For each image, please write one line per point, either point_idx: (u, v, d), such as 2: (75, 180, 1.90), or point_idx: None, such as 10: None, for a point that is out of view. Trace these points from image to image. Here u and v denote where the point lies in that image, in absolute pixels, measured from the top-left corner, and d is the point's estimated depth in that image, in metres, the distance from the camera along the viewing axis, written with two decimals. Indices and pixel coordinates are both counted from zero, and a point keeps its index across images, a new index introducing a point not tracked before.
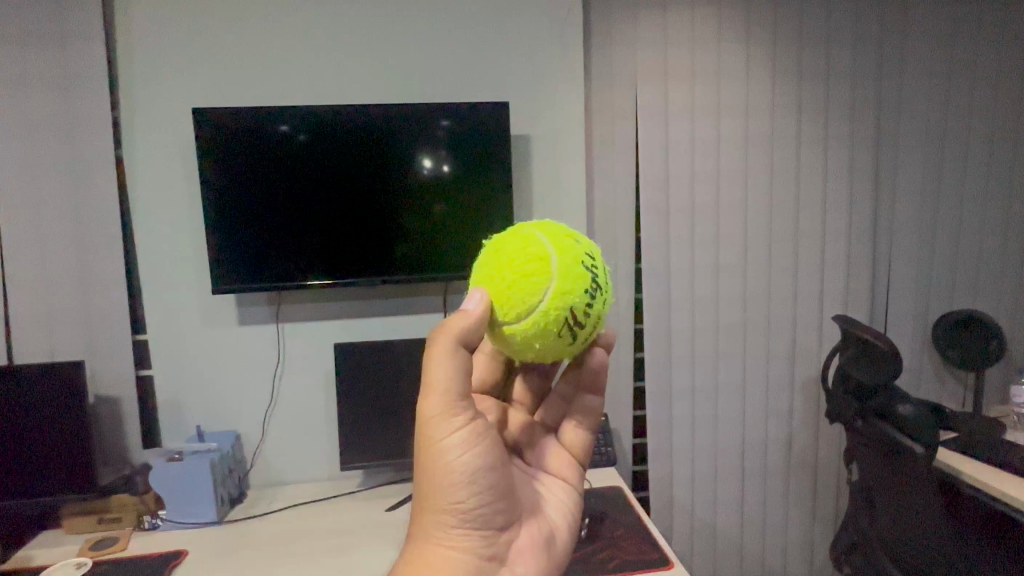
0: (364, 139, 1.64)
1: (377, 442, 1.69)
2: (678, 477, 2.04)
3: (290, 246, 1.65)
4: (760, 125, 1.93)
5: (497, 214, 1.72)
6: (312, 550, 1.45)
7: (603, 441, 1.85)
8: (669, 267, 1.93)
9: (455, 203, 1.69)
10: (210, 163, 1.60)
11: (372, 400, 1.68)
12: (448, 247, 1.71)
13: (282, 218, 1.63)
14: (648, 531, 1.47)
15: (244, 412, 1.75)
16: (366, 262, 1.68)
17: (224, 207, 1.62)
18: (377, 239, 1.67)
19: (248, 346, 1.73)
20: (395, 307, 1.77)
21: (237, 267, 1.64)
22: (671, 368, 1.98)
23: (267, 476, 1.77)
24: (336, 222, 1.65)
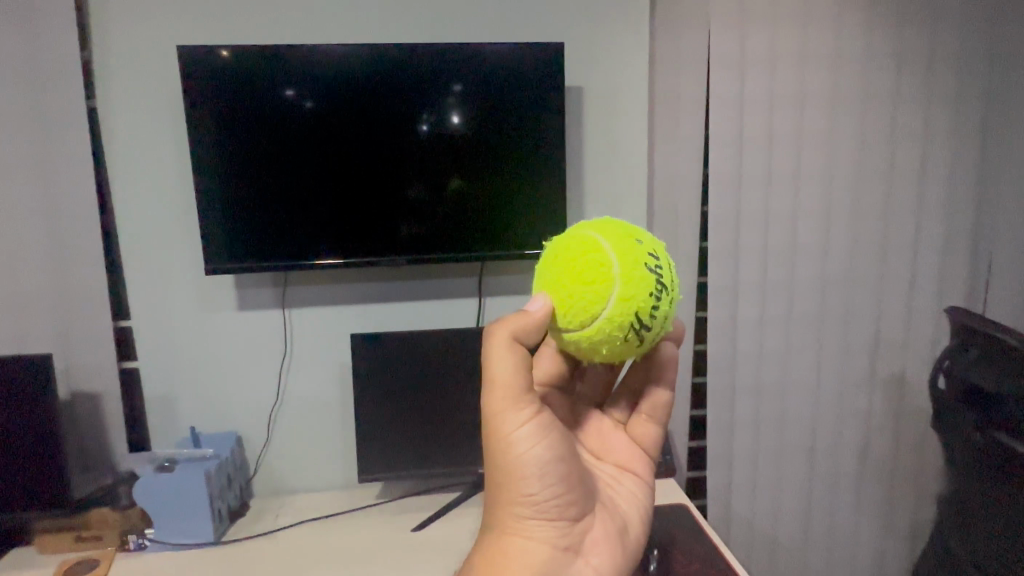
0: (382, 97, 1.36)
1: (401, 446, 1.44)
2: (740, 485, 1.80)
3: (295, 221, 1.38)
4: (852, 79, 1.63)
5: (544, 181, 1.44)
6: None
7: (661, 448, 1.60)
8: (739, 246, 1.65)
9: (492, 172, 1.42)
10: (200, 115, 1.32)
11: (394, 397, 1.43)
12: (483, 224, 1.44)
13: (286, 187, 1.37)
14: (729, 565, 1.22)
15: (246, 410, 1.50)
16: (385, 241, 1.41)
17: (211, 169, 1.35)
18: (400, 214, 1.41)
19: (251, 333, 1.47)
20: (421, 289, 1.51)
21: (231, 246, 1.38)
22: (737, 362, 1.72)
23: (274, 482, 1.54)
24: (348, 194, 1.38)
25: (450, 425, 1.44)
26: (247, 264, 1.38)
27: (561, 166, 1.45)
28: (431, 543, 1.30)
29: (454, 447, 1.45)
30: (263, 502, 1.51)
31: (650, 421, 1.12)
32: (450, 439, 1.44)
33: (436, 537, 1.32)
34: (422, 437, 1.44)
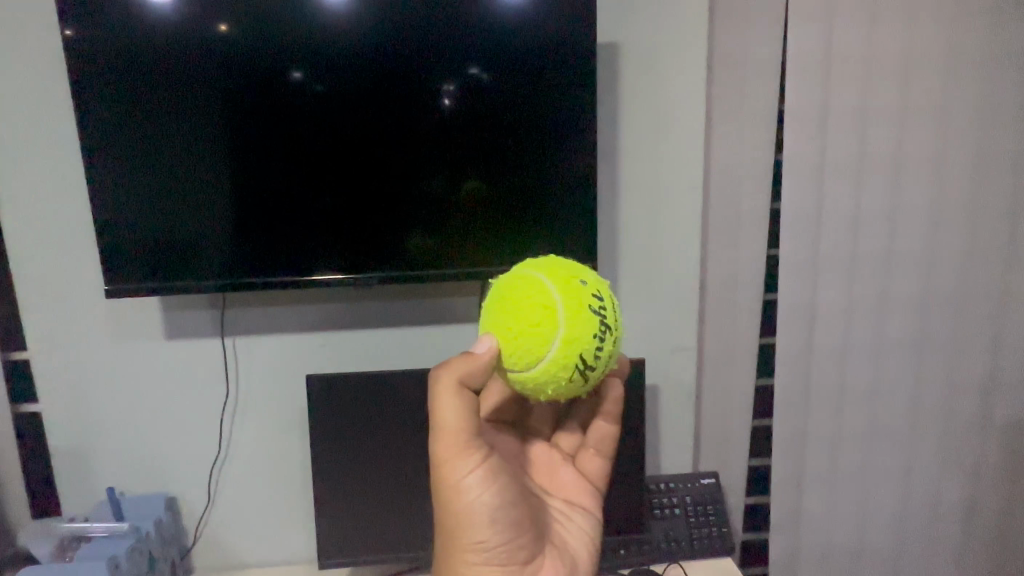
0: (360, 61, 1.01)
1: (377, 515, 1.12)
2: (809, 555, 1.42)
3: (242, 226, 1.05)
4: (977, 36, 1.22)
5: (568, 176, 1.09)
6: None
7: (713, 516, 1.24)
8: (818, 254, 1.28)
9: (503, 166, 1.06)
10: (119, 87, 0.98)
11: (368, 454, 1.10)
12: (490, 234, 1.09)
13: (229, 181, 1.03)
14: None
15: (181, 467, 1.17)
16: (361, 253, 1.07)
17: (136, 161, 1.01)
18: (380, 218, 1.06)
19: (184, 369, 1.13)
20: (402, 315, 1.16)
21: (154, 258, 1.04)
22: (810, 403, 1.35)
23: (218, 556, 1.21)
24: (313, 190, 1.05)
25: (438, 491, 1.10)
26: (179, 283, 1.05)
27: (591, 154, 1.09)
28: None
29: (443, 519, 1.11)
30: None
31: (601, 452, 0.94)
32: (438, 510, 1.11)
33: None
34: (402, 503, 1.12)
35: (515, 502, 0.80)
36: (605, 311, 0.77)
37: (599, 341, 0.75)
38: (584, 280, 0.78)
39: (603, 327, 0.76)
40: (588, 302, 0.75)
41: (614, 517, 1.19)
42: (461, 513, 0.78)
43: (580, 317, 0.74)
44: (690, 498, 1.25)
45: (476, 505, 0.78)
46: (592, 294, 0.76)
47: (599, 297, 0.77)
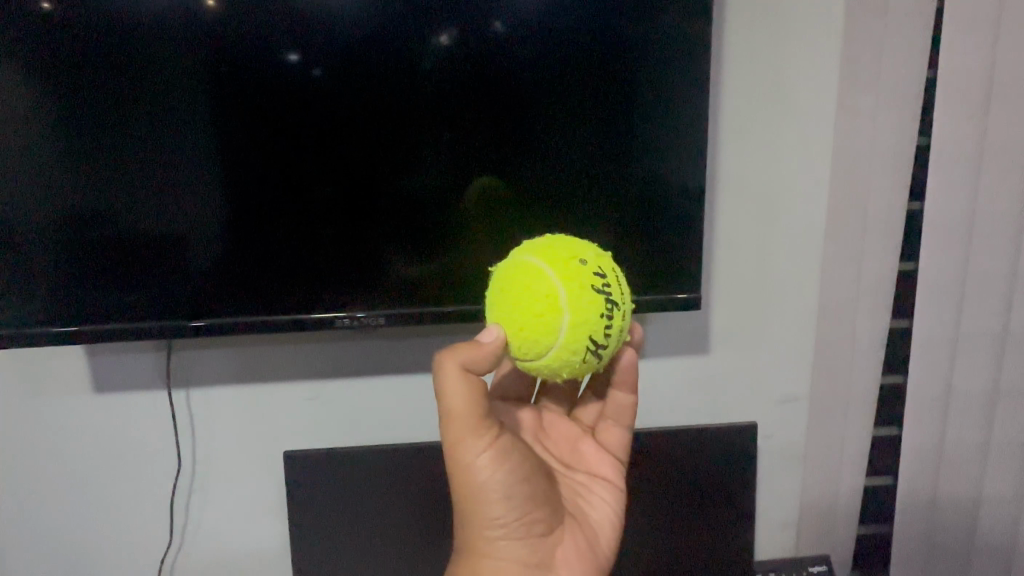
0: (313, 18, 0.69)
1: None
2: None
3: (168, 253, 0.74)
4: None
5: (631, 175, 0.77)
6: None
7: None
8: (980, 268, 0.90)
9: (517, 164, 0.75)
10: (20, 55, 0.68)
11: (359, 558, 0.79)
12: (509, 256, 0.78)
13: (135, 190, 0.72)
14: None
15: (120, 563, 0.87)
16: (312, 286, 0.77)
17: (51, 160, 0.70)
18: (343, 231, 0.75)
19: (121, 436, 0.83)
20: (412, 357, 0.84)
21: (47, 300, 0.73)
22: (946, 480, 0.99)
23: None
24: (242, 196, 0.73)
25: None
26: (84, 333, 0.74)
27: (668, 141, 0.77)
28: None
29: None
30: None
31: (618, 428, 0.69)
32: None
33: None
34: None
35: (528, 475, 0.58)
36: (611, 287, 0.56)
37: (608, 321, 0.55)
38: (587, 255, 0.57)
39: (612, 304, 0.55)
40: (593, 281, 0.54)
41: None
42: (459, 490, 0.56)
43: (588, 308, 0.53)
44: None
45: (479, 480, 0.55)
46: (598, 271, 0.55)
47: (601, 271, 0.56)
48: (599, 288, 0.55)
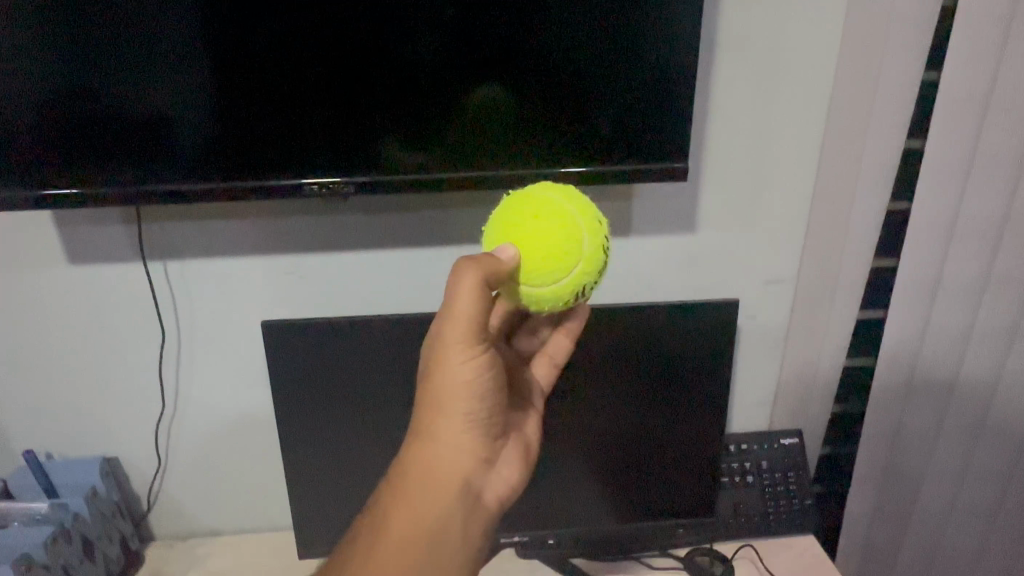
0: None
1: (347, 510, 0.84)
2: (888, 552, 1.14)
3: (145, 113, 0.68)
4: None
5: (633, 33, 0.69)
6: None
7: (795, 487, 0.95)
8: (991, 145, 0.85)
9: (529, 20, 0.68)
10: None
11: (336, 425, 0.81)
12: (511, 128, 0.73)
13: (92, 39, 0.65)
14: None
15: (117, 427, 0.90)
16: (300, 156, 0.72)
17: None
18: (339, 106, 0.70)
19: (102, 307, 0.83)
20: (392, 232, 0.82)
21: (21, 162, 0.69)
22: (921, 367, 1.01)
23: (181, 526, 0.98)
24: (233, 62, 0.68)
25: None
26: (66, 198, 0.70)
27: None
28: None
29: None
30: (161, 556, 0.95)
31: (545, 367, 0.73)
32: None
33: None
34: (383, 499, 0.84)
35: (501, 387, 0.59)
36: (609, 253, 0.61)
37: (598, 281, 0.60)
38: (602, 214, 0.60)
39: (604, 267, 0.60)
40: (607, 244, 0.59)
41: (659, 498, 0.89)
42: (438, 388, 0.56)
43: (596, 264, 0.58)
44: (765, 463, 0.96)
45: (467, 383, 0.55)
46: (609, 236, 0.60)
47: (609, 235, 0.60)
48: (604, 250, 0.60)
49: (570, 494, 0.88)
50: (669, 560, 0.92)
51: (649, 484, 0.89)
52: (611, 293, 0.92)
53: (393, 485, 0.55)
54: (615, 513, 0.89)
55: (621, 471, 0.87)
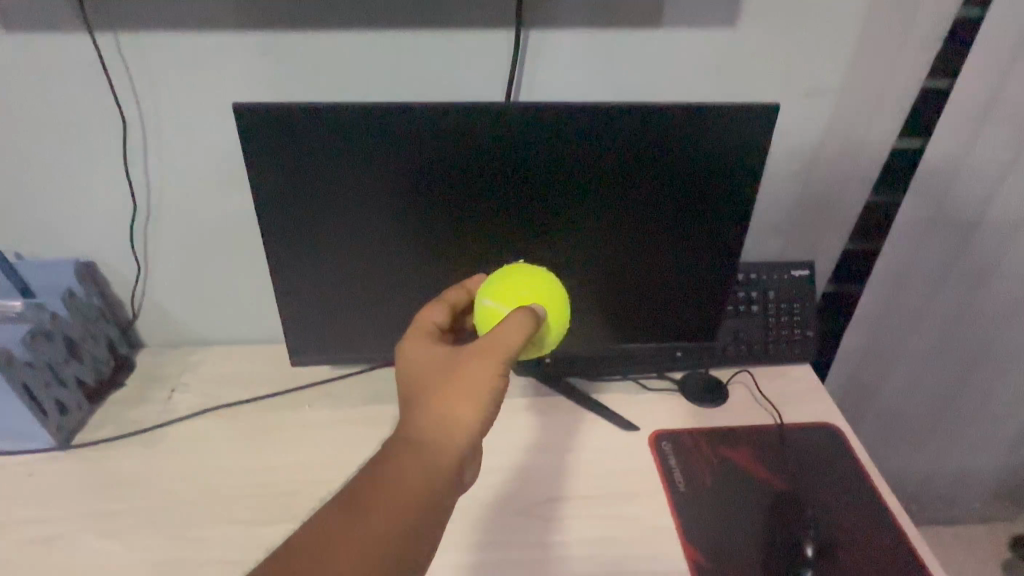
0: None
1: (336, 318, 0.80)
2: (874, 389, 1.15)
3: None
4: None
5: None
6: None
7: (799, 318, 0.93)
8: None
9: None
10: None
11: (316, 231, 0.74)
12: None
13: None
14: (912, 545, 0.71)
15: (87, 228, 0.84)
16: None
17: None
18: None
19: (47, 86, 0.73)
20: (379, 9, 0.71)
21: None
22: (949, 202, 0.94)
23: (170, 335, 0.96)
24: None
25: (436, 288, 0.79)
26: None
27: None
28: None
29: None
30: (153, 363, 0.94)
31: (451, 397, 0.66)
32: None
33: None
34: (374, 311, 0.80)
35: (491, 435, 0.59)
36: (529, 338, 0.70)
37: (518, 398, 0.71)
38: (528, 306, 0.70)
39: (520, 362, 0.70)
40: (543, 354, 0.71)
41: (663, 320, 0.85)
42: (458, 390, 0.53)
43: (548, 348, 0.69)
44: (773, 294, 0.92)
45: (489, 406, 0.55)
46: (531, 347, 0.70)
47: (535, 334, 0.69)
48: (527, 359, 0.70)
49: (572, 315, 0.83)
50: (666, 383, 0.92)
51: (654, 306, 0.84)
52: (607, 84, 0.80)
53: (404, 462, 0.50)
54: (613, 334, 0.85)
55: (625, 294, 0.82)
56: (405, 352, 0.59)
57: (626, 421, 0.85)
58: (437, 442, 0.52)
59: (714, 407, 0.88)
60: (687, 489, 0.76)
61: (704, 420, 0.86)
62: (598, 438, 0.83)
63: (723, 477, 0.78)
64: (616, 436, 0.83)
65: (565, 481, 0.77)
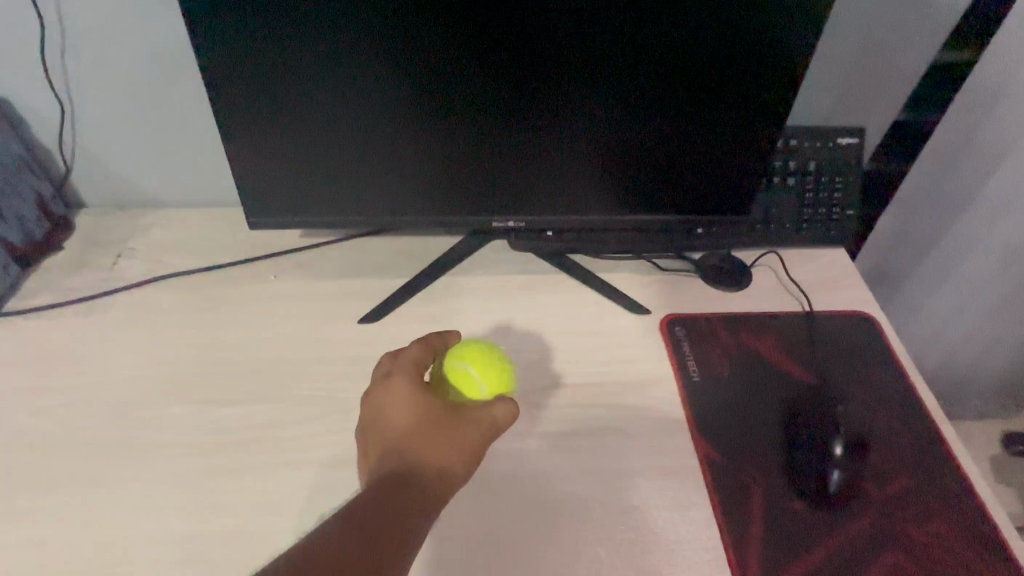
0: None
1: (296, 177, 0.67)
2: (904, 278, 1.04)
3: None
4: None
5: None
6: (123, 503, 0.56)
7: (840, 196, 0.80)
8: None
9: None
10: None
11: (264, 64, 0.59)
12: None
13: None
14: (949, 453, 0.63)
15: None
16: None
17: None
18: None
19: None
20: None
21: None
22: None
23: (115, 195, 0.84)
24: None
25: (416, 142, 0.65)
26: None
27: None
28: None
29: (425, 186, 0.69)
30: (96, 225, 0.82)
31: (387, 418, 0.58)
32: (419, 169, 0.67)
33: None
34: (343, 169, 0.66)
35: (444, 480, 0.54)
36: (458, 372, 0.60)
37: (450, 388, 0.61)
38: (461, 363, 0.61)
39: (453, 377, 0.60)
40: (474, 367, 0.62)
41: (687, 186, 0.72)
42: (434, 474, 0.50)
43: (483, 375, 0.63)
44: (814, 167, 0.79)
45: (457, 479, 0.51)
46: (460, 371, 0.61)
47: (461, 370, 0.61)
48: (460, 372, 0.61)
49: (578, 181, 0.70)
50: (683, 265, 0.81)
51: (678, 168, 0.70)
52: None
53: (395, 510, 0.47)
54: (624, 207, 0.73)
55: (641, 160, 0.68)
56: (384, 394, 0.55)
57: (635, 305, 0.75)
58: (426, 495, 0.49)
59: (735, 291, 0.78)
60: (702, 378, 0.68)
61: (723, 305, 0.76)
62: (602, 322, 0.74)
63: (743, 368, 0.69)
64: (623, 322, 0.74)
65: (564, 367, 0.69)
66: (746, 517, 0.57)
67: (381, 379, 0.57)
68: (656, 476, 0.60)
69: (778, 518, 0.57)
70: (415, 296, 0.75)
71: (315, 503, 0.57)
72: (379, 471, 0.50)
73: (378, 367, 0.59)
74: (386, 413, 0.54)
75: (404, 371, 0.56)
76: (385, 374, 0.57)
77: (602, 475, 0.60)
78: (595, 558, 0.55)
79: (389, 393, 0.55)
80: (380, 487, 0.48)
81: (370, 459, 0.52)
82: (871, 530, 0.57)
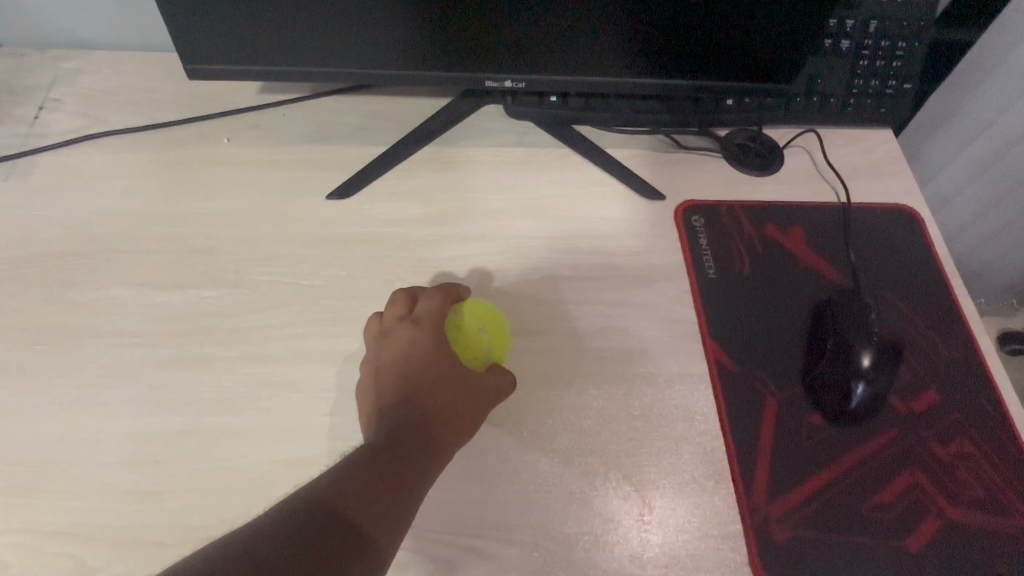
0: None
1: (237, 13, 0.53)
2: (976, 171, 0.86)
3: None
4: None
5: None
6: (59, 397, 0.50)
7: (899, 66, 0.67)
8: None
9: None
10: None
11: None
12: None
13: None
14: (984, 366, 0.56)
15: None
16: None
17: None
18: None
19: None
20: None
21: None
22: None
23: (32, 30, 0.71)
24: None
25: None
26: None
27: None
28: (366, 264, 0.58)
29: (400, 31, 0.55)
30: (13, 69, 0.68)
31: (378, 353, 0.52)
32: (391, 9, 0.53)
33: (368, 257, 0.58)
34: (295, 5, 0.53)
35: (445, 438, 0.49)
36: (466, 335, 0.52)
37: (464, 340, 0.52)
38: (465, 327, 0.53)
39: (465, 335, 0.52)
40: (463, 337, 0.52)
41: (720, 46, 0.58)
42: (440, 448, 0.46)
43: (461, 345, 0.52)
44: (874, 27, 0.65)
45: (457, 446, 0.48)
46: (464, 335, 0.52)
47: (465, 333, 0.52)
48: (467, 332, 0.52)
49: (587, 35, 0.56)
50: (705, 143, 0.70)
51: (709, 20, 0.55)
52: None
53: (408, 474, 0.43)
54: (638, 70, 0.59)
55: (665, 10, 0.54)
56: (401, 342, 0.50)
57: (648, 187, 0.65)
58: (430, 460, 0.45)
59: (763, 176, 0.67)
60: (718, 276, 0.60)
61: (749, 191, 0.66)
62: (610, 207, 0.64)
63: (768, 266, 0.61)
64: (635, 208, 0.64)
65: (565, 257, 0.60)
66: (757, 431, 0.52)
67: (400, 324, 0.51)
68: (660, 383, 0.54)
69: (790, 433, 0.52)
70: (394, 168, 0.64)
71: (279, 402, 0.50)
72: (388, 426, 0.46)
73: (393, 306, 0.53)
74: (406, 363, 0.49)
75: (429, 319, 0.51)
76: (405, 319, 0.52)
77: (601, 380, 0.54)
78: (590, 470, 0.50)
79: (411, 343, 0.50)
80: (391, 446, 0.44)
81: (381, 406, 0.48)
82: (892, 449, 0.52)
